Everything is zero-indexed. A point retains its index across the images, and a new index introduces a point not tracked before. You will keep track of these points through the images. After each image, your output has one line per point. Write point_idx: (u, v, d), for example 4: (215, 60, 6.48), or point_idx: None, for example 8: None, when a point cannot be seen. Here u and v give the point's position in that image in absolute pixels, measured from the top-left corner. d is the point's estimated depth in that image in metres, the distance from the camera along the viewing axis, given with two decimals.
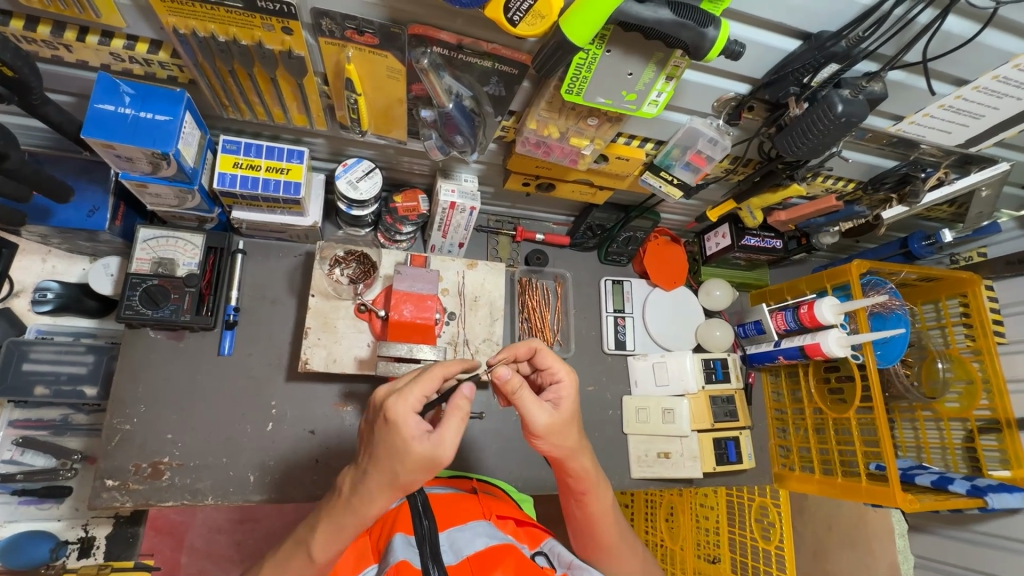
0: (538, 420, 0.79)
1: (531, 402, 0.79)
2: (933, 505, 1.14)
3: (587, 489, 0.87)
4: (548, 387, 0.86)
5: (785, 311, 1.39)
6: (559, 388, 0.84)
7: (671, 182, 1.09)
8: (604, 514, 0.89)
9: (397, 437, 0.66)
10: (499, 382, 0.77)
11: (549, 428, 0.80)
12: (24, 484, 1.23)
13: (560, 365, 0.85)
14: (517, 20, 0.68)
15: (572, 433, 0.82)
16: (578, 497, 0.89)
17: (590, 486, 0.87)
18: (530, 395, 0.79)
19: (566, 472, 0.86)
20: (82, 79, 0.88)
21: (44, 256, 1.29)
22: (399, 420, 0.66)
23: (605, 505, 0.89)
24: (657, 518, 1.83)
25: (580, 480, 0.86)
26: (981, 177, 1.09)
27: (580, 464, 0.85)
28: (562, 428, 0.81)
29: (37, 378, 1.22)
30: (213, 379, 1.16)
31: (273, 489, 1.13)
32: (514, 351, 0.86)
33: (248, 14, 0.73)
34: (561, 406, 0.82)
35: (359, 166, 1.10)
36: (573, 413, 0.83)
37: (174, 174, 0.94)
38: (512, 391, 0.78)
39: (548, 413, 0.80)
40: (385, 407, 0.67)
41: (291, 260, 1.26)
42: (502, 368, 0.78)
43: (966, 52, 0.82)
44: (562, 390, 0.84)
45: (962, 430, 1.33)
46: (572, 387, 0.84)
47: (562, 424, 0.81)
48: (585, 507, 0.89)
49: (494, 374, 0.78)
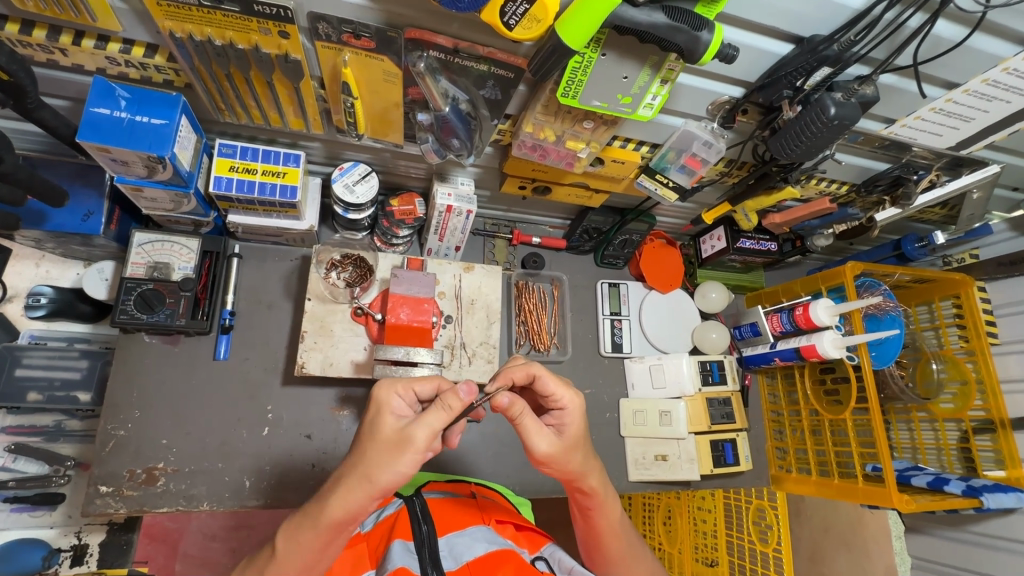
0: (540, 448, 0.79)
1: (532, 429, 0.79)
2: (929, 505, 1.14)
3: (593, 504, 0.87)
4: (553, 410, 0.85)
5: (781, 313, 1.40)
6: (564, 414, 0.83)
7: (666, 185, 1.09)
8: (611, 529, 0.89)
9: (417, 463, 0.66)
10: (501, 408, 0.77)
11: (550, 455, 0.79)
12: (17, 491, 1.21)
13: (564, 391, 0.83)
14: (513, 24, 0.68)
15: (575, 460, 0.82)
16: (586, 512, 0.89)
17: (598, 502, 0.87)
18: (532, 420, 0.79)
19: (575, 488, 0.86)
20: (78, 83, 0.88)
21: (38, 261, 1.28)
22: (421, 451, 0.65)
23: (613, 518, 0.89)
24: (655, 521, 1.84)
25: (588, 496, 0.86)
26: (972, 179, 1.10)
27: (587, 484, 0.84)
28: (564, 455, 0.80)
29: (30, 384, 1.22)
30: (209, 383, 1.16)
31: (268, 495, 1.12)
32: (510, 377, 0.83)
33: (245, 18, 0.73)
34: (564, 433, 0.82)
35: (355, 170, 1.11)
36: (578, 439, 0.82)
37: (169, 178, 0.93)
38: (514, 416, 0.78)
39: (549, 441, 0.80)
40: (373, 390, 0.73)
41: (288, 263, 1.26)
42: (502, 394, 0.77)
43: (955, 55, 0.84)
44: (566, 417, 0.83)
45: (956, 430, 1.34)
46: (577, 412, 0.83)
47: (566, 451, 0.80)
48: (592, 522, 0.89)
49: (494, 400, 0.77)
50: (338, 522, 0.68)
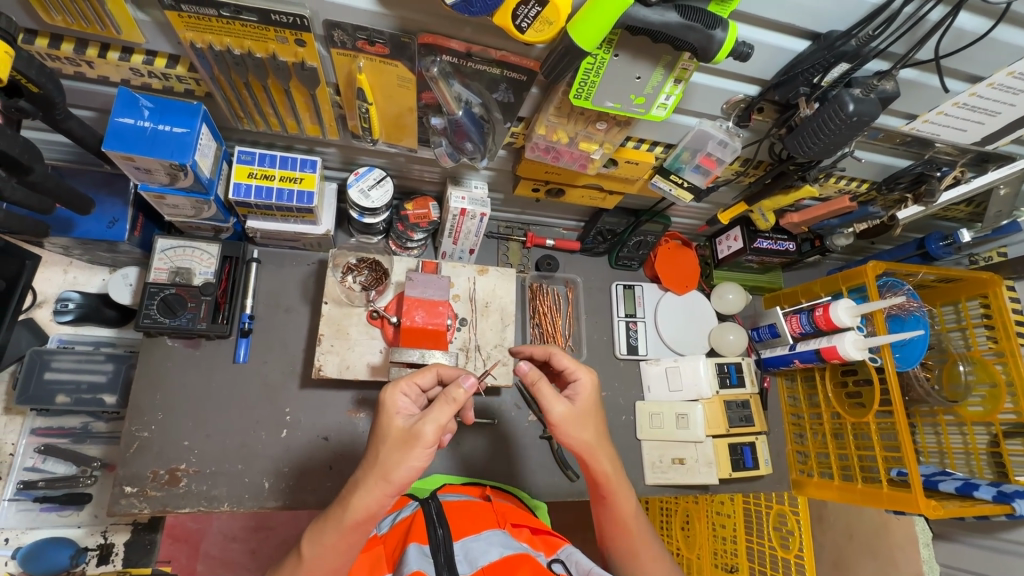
0: (555, 408, 0.83)
1: (548, 395, 0.82)
2: (958, 511, 1.11)
3: (607, 492, 0.88)
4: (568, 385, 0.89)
5: (800, 314, 1.38)
6: (576, 386, 0.87)
7: (681, 186, 1.09)
8: (624, 520, 0.90)
9: (392, 428, 0.75)
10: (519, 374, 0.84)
11: (564, 417, 0.82)
12: (46, 491, 1.25)
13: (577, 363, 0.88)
14: (525, 27, 0.69)
15: (588, 425, 0.84)
16: (600, 498, 0.90)
17: (609, 490, 0.88)
18: (548, 386, 0.82)
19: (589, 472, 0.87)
20: (103, 94, 0.91)
21: (66, 267, 1.33)
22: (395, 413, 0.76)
23: (626, 510, 0.89)
24: (672, 527, 1.82)
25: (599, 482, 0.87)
26: (1000, 175, 1.06)
27: (599, 467, 0.86)
28: (577, 421, 0.84)
29: (58, 387, 1.25)
30: (229, 386, 1.18)
31: (287, 496, 1.14)
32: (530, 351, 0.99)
33: (263, 27, 0.75)
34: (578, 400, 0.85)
35: (370, 175, 1.12)
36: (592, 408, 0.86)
37: (190, 185, 0.96)
38: (531, 381, 0.84)
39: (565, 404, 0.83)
40: (387, 405, 0.77)
41: (304, 268, 1.27)
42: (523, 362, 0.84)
43: (978, 49, 0.81)
44: (579, 386, 0.87)
45: (986, 434, 1.29)
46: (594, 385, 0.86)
47: (580, 417, 0.84)
48: (606, 510, 0.91)
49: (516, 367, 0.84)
50: (359, 522, 0.73)
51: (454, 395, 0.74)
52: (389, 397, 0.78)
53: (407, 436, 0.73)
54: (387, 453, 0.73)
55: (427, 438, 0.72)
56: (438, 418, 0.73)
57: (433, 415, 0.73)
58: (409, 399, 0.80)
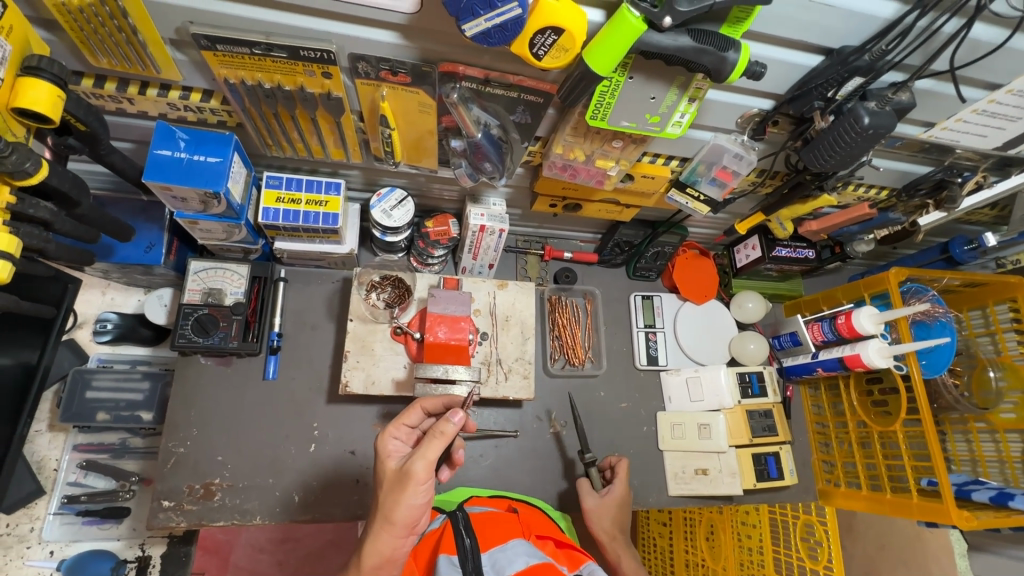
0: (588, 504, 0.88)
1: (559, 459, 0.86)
2: (992, 522, 1.08)
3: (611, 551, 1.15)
4: None
5: (822, 322, 1.37)
6: None
7: (698, 199, 1.11)
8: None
9: (387, 471, 0.84)
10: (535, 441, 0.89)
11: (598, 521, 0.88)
12: (88, 505, 1.30)
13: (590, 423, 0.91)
14: (541, 54, 0.72)
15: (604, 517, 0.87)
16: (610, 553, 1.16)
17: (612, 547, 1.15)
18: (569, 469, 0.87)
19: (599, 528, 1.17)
20: (142, 127, 0.96)
21: (104, 289, 1.39)
22: (386, 458, 0.85)
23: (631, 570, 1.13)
24: (696, 537, 1.76)
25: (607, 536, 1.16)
26: (1023, 179, 1.05)
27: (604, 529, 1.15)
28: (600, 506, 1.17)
29: (98, 405, 1.30)
30: (259, 402, 1.21)
31: (318, 510, 1.17)
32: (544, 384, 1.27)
33: (292, 62, 0.79)
34: None
35: (392, 195, 1.16)
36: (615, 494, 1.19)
37: (223, 211, 1.00)
38: None
39: None
40: (381, 453, 0.87)
41: (329, 286, 1.31)
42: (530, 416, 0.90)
43: (994, 57, 0.81)
44: None
45: (1020, 441, 1.26)
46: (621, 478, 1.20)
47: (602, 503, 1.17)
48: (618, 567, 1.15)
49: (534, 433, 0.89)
50: (376, 566, 0.80)
51: (440, 429, 0.81)
52: (381, 445, 0.88)
53: (402, 477, 0.80)
54: (388, 497, 0.80)
55: (420, 474, 0.78)
56: (428, 453, 0.79)
57: (422, 451, 0.79)
58: (401, 441, 0.90)
